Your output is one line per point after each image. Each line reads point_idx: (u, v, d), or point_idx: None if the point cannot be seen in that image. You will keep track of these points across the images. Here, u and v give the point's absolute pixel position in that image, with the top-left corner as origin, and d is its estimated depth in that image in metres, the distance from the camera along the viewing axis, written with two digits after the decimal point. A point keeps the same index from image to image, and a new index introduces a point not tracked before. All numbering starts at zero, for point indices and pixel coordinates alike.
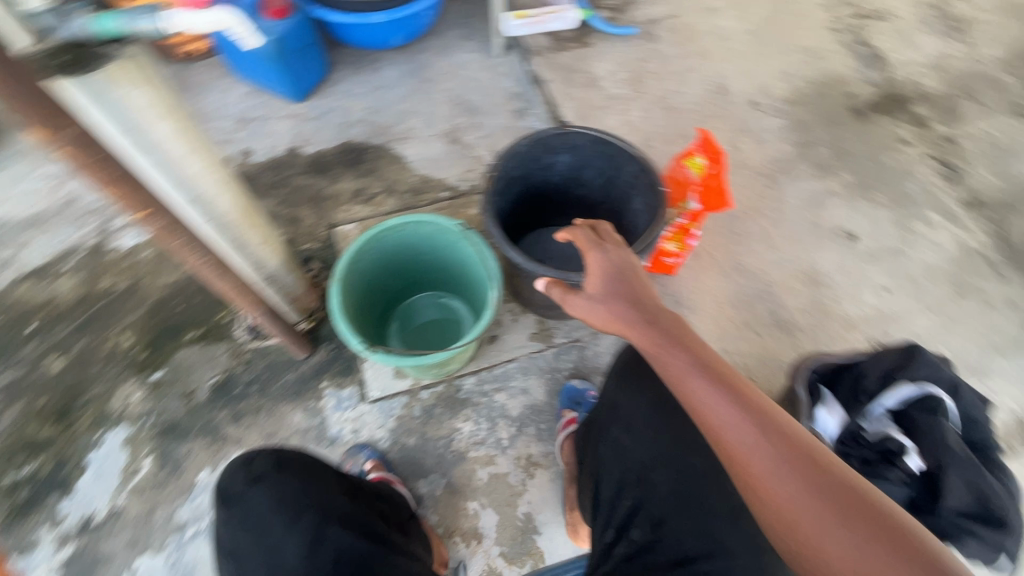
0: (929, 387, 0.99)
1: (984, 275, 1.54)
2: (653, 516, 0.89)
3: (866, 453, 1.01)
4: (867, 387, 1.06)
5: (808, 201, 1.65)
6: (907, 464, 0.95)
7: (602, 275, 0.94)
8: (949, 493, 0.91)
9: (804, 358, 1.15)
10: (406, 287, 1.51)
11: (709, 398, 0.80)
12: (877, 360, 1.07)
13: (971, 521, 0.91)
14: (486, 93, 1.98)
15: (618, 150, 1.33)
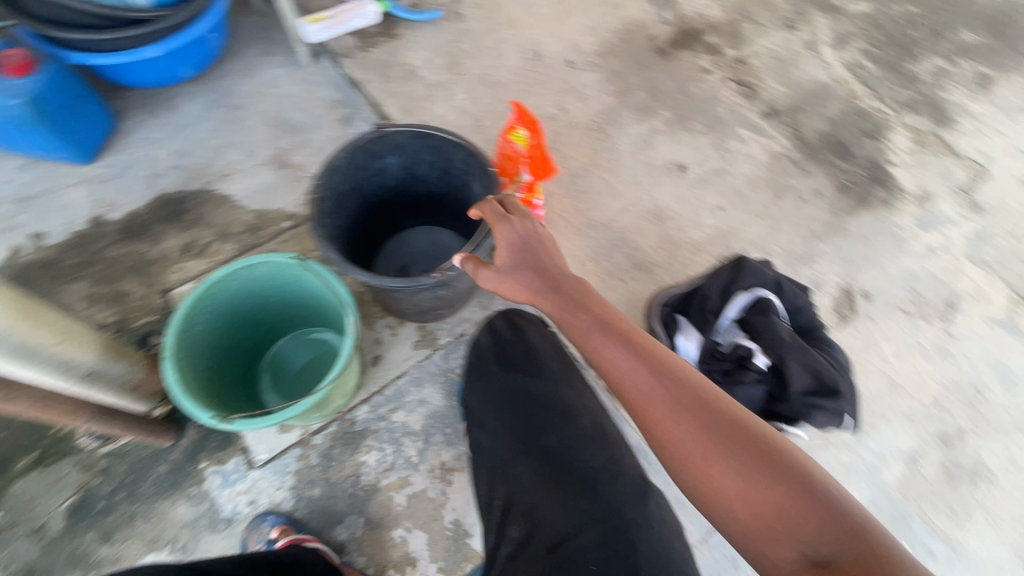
0: (758, 291, 1.12)
1: (792, 174, 1.74)
2: (524, 508, 0.91)
3: (724, 364, 1.10)
4: (713, 306, 1.17)
5: (637, 144, 1.75)
6: (757, 363, 1.07)
7: (514, 248, 0.97)
8: (792, 378, 1.05)
9: (655, 295, 1.22)
10: (265, 335, 1.39)
11: (611, 353, 0.89)
12: (714, 280, 1.18)
13: (813, 397, 1.05)
14: (304, 106, 1.84)
15: (442, 141, 1.31)
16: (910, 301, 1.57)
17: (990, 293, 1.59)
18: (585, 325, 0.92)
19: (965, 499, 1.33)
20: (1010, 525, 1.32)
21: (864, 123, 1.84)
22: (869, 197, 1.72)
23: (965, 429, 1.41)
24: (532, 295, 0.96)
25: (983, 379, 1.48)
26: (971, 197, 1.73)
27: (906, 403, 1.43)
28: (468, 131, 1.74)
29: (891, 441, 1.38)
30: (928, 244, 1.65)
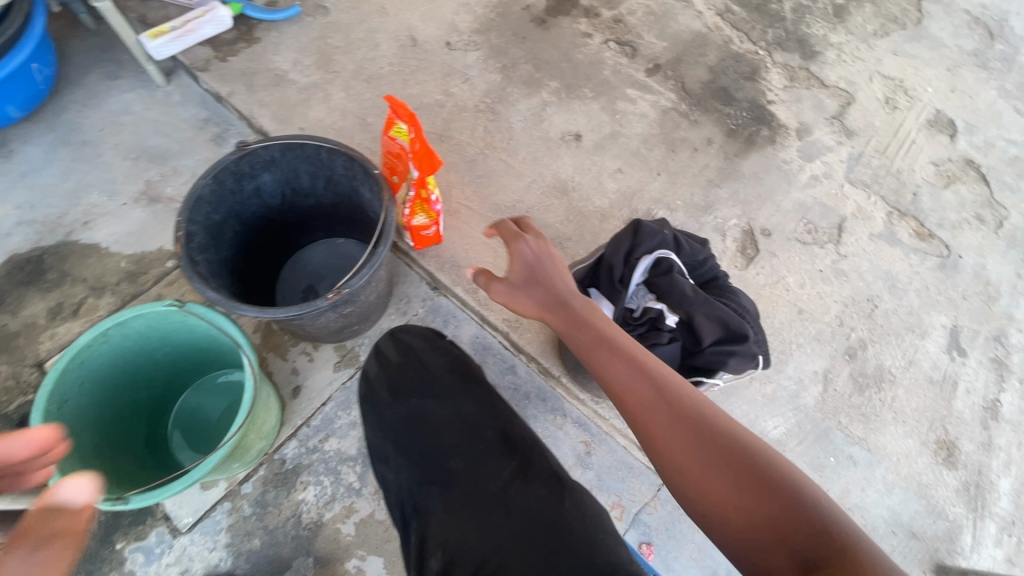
0: (658, 252, 1.15)
1: (682, 126, 1.78)
2: (439, 540, 0.86)
3: (639, 329, 1.14)
4: (619, 274, 1.17)
5: (530, 120, 1.72)
6: (667, 323, 1.10)
7: (531, 265, 0.97)
8: (701, 329, 1.07)
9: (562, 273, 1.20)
10: (165, 390, 1.27)
11: (614, 368, 0.87)
12: (616, 248, 1.17)
13: (725, 344, 1.07)
14: (167, 130, 1.65)
15: (317, 149, 1.22)
16: (805, 231, 1.66)
17: (870, 210, 1.71)
18: (589, 340, 0.92)
19: (874, 404, 1.45)
20: (914, 418, 1.45)
21: (740, 67, 1.90)
22: (755, 137, 1.79)
23: (866, 340, 1.53)
24: (541, 310, 0.96)
25: (875, 291, 1.60)
26: (843, 123, 1.85)
27: (814, 327, 1.53)
28: (353, 132, 1.64)
29: (805, 365, 1.48)
30: (812, 174, 1.75)
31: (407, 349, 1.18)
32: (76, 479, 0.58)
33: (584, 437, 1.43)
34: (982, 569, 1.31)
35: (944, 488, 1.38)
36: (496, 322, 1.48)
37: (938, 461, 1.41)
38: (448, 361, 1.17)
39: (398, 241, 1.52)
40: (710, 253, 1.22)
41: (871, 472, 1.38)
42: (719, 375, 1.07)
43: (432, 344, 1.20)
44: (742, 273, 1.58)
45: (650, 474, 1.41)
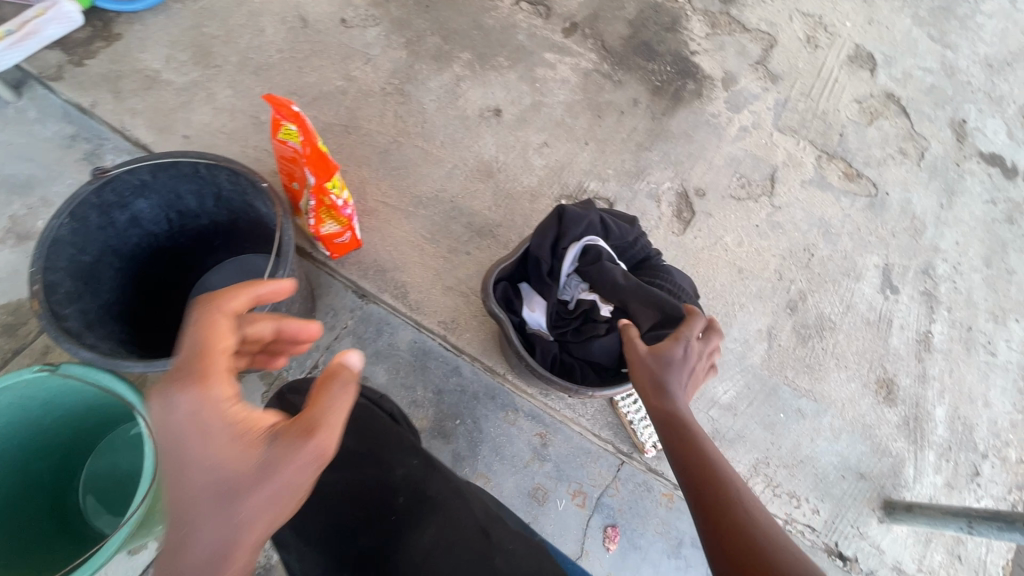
0: (586, 241, 1.18)
1: (606, 89, 1.68)
2: None
3: (573, 320, 1.18)
4: (548, 267, 1.19)
5: (444, 98, 1.58)
6: (601, 313, 1.17)
7: (678, 359, 0.91)
8: (637, 316, 1.11)
9: (487, 273, 1.14)
10: (65, 455, 1.11)
11: (703, 463, 0.79)
12: (541, 240, 1.18)
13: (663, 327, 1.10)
14: (26, 152, 1.43)
15: (193, 165, 1.07)
16: (738, 186, 1.63)
17: (800, 156, 1.69)
18: (686, 432, 0.83)
19: (818, 353, 1.47)
20: (855, 361, 1.47)
21: (661, 18, 1.81)
22: (682, 93, 1.72)
23: (805, 291, 1.53)
24: (651, 388, 0.89)
25: (811, 239, 1.60)
26: (767, 68, 1.80)
27: (755, 284, 1.52)
28: (247, 134, 1.47)
29: (749, 325, 1.47)
30: (741, 125, 1.71)
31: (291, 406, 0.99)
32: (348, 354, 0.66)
33: (539, 429, 1.39)
34: (925, 496, 1.37)
35: (886, 425, 1.42)
36: (432, 324, 1.39)
37: (880, 401, 1.44)
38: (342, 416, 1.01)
39: (312, 251, 1.39)
40: (641, 233, 1.25)
41: (819, 421, 1.40)
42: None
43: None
44: (680, 239, 1.53)
45: (608, 456, 1.39)
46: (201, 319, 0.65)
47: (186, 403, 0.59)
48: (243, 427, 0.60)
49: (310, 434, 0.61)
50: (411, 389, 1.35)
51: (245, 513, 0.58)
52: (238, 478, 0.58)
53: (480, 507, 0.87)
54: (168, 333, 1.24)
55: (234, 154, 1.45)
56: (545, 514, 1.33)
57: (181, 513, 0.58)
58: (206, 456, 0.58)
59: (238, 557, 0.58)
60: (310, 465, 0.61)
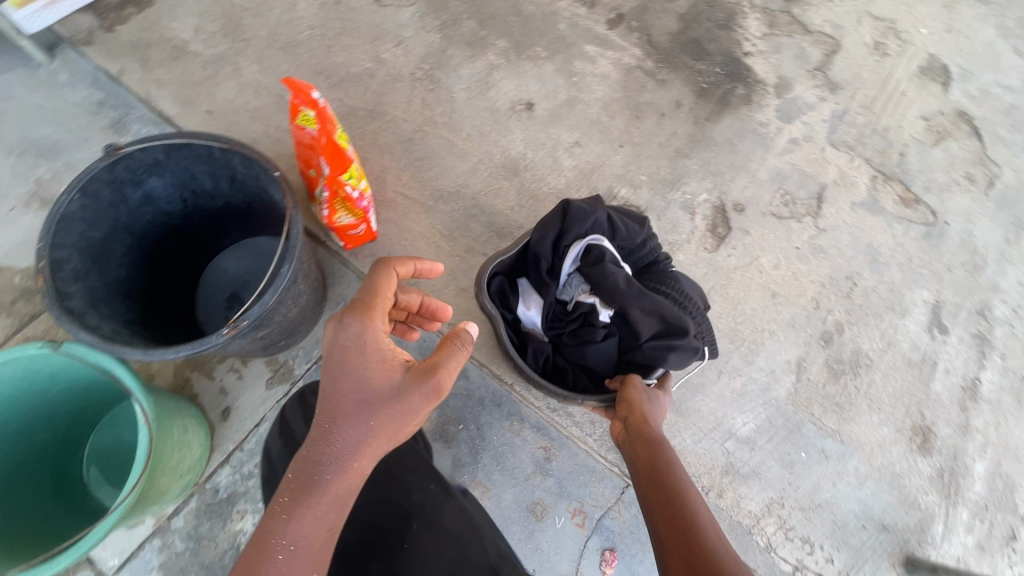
0: (590, 239, 1.10)
1: (648, 88, 1.58)
2: None
3: (570, 322, 1.13)
4: (547, 264, 1.12)
5: (475, 88, 1.51)
6: (600, 318, 1.09)
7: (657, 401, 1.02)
8: (636, 324, 1.06)
9: (483, 266, 1.11)
10: (74, 426, 1.13)
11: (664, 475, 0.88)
12: (543, 235, 1.12)
13: (664, 340, 1.06)
14: (56, 117, 1.42)
15: (207, 147, 1.04)
16: (781, 203, 1.51)
17: (853, 175, 1.56)
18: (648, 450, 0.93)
19: (849, 392, 1.37)
20: (890, 404, 1.37)
21: (714, 13, 1.68)
22: (729, 97, 1.60)
23: (843, 323, 1.42)
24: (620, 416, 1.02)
25: (856, 267, 1.48)
26: (827, 76, 1.65)
27: (788, 312, 1.42)
28: (270, 113, 1.44)
29: (777, 355, 1.38)
30: (791, 137, 1.58)
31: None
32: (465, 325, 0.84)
33: (543, 442, 1.34)
34: (952, 557, 1.28)
35: (917, 476, 1.32)
36: (443, 325, 1.35)
37: (913, 449, 1.34)
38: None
39: (326, 240, 1.35)
40: (652, 233, 1.18)
41: (843, 466, 1.31)
42: (654, 375, 1.08)
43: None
44: (712, 256, 1.44)
45: (613, 477, 1.33)
46: (375, 274, 0.85)
47: (356, 329, 0.78)
48: (388, 357, 0.79)
49: (435, 372, 0.79)
50: None
51: (377, 421, 0.76)
52: (379, 393, 0.76)
53: (490, 543, 0.90)
54: (178, 312, 1.23)
55: (256, 133, 1.42)
56: (541, 530, 1.29)
57: (332, 413, 0.76)
58: (358, 369, 0.77)
59: (364, 456, 0.76)
60: (428, 396, 0.78)
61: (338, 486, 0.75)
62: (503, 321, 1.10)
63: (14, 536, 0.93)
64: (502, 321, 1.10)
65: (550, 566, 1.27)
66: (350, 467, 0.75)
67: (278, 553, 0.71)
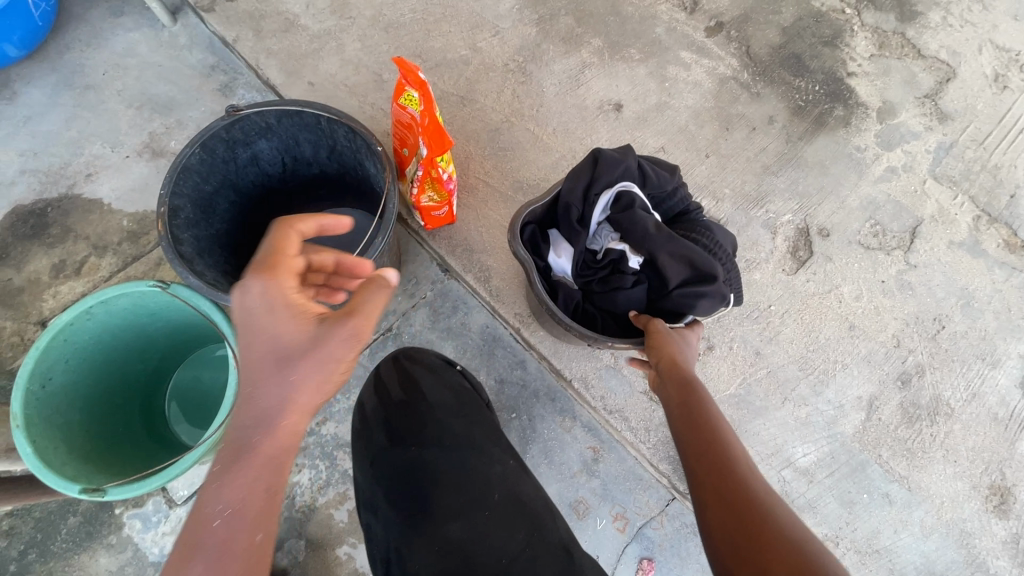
0: (620, 187, 1.06)
1: (741, 100, 1.54)
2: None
3: (600, 271, 1.09)
4: (578, 212, 1.07)
5: (565, 84, 1.51)
6: (630, 265, 1.05)
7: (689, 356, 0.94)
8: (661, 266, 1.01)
9: (516, 212, 1.06)
10: (161, 362, 1.20)
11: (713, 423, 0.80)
12: (573, 184, 1.07)
13: (693, 284, 1.00)
14: (173, 76, 1.53)
15: (316, 117, 1.09)
16: (870, 233, 1.44)
17: (954, 213, 1.47)
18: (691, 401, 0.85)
19: (924, 439, 1.30)
20: (968, 457, 1.29)
21: (820, 29, 1.62)
22: (827, 117, 1.54)
23: (925, 366, 1.35)
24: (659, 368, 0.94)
25: (945, 309, 1.40)
26: (937, 105, 1.56)
27: (865, 346, 1.35)
28: (367, 90, 1.49)
29: (848, 390, 1.32)
30: (889, 165, 1.50)
31: (415, 385, 1.08)
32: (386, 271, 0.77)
33: (592, 442, 1.33)
34: None
35: (989, 538, 1.24)
36: (508, 314, 1.37)
37: (988, 509, 1.26)
38: (454, 399, 1.08)
39: (407, 218, 1.40)
40: (682, 181, 1.11)
41: (908, 515, 1.25)
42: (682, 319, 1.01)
43: (442, 382, 1.10)
44: (790, 279, 1.39)
45: (660, 488, 1.31)
46: (276, 234, 0.77)
47: (261, 289, 0.71)
48: (301, 309, 0.72)
49: (351, 315, 0.71)
50: (475, 373, 1.34)
51: (299, 374, 0.69)
52: (295, 347, 0.69)
53: (559, 525, 0.93)
54: None
55: (352, 108, 1.48)
56: (581, 529, 1.28)
57: (248, 375, 0.69)
58: (268, 328, 0.70)
59: (291, 413, 0.69)
60: (349, 341, 0.70)
61: (270, 446, 0.68)
62: (535, 267, 1.04)
63: (108, 456, 1.01)
64: (534, 268, 1.04)
65: None
66: (278, 425, 0.68)
67: (214, 522, 0.63)
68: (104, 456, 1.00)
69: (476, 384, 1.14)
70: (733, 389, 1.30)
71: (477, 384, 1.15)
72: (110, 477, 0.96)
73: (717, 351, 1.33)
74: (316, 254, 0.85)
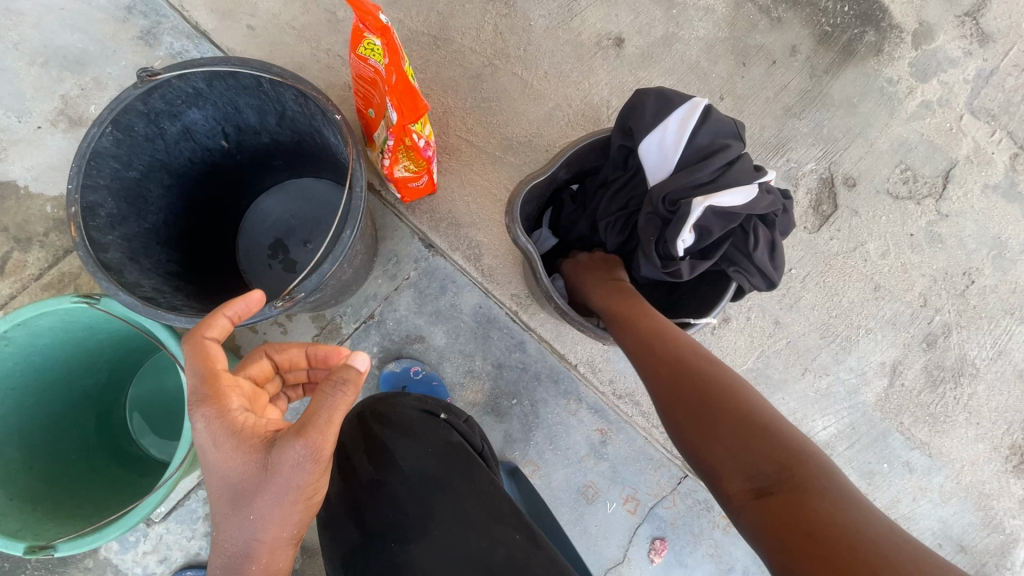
0: (729, 148, 0.78)
1: (759, 27, 1.32)
2: None
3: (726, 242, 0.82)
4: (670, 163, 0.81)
5: (556, 15, 1.27)
6: (765, 267, 0.81)
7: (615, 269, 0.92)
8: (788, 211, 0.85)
9: (515, 189, 0.88)
10: (114, 372, 1.05)
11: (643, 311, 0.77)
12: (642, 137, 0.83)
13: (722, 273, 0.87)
14: (79, 23, 1.25)
15: (255, 78, 0.87)
16: (900, 180, 1.30)
17: (991, 151, 1.32)
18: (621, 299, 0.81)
19: (947, 402, 1.24)
20: (990, 419, 1.24)
21: None
22: (856, 45, 1.33)
23: (952, 325, 1.26)
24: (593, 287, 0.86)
25: (976, 262, 1.29)
26: (978, 24, 1.35)
27: (890, 307, 1.25)
28: (320, 34, 1.25)
29: (870, 356, 1.24)
30: (923, 100, 1.33)
31: (387, 454, 0.85)
32: (356, 356, 0.63)
33: (600, 425, 1.24)
34: None
35: (1007, 499, 1.22)
36: (503, 295, 1.23)
37: (1008, 470, 1.23)
38: (438, 463, 0.85)
39: (381, 189, 1.22)
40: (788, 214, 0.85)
41: (928, 480, 1.21)
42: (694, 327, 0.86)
43: (421, 442, 0.86)
44: (813, 238, 1.26)
45: (672, 467, 1.24)
46: (187, 353, 0.63)
47: (205, 424, 0.59)
48: (248, 434, 0.59)
49: (299, 434, 0.59)
50: (470, 359, 1.22)
51: (258, 512, 0.59)
52: (246, 481, 0.59)
53: None
54: (219, 258, 1.11)
55: (304, 57, 1.24)
56: (591, 514, 1.22)
57: (212, 514, 0.62)
58: (215, 463, 0.59)
59: (262, 554, 0.61)
60: (302, 465, 0.59)
61: None
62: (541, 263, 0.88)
63: (60, 493, 0.90)
64: (541, 263, 0.88)
65: (598, 550, 1.22)
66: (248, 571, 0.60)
67: None
68: (53, 496, 0.89)
69: (466, 430, 0.89)
70: (751, 363, 1.22)
71: (466, 431, 0.88)
72: (63, 524, 0.86)
73: (734, 323, 1.23)
74: (279, 353, 0.71)
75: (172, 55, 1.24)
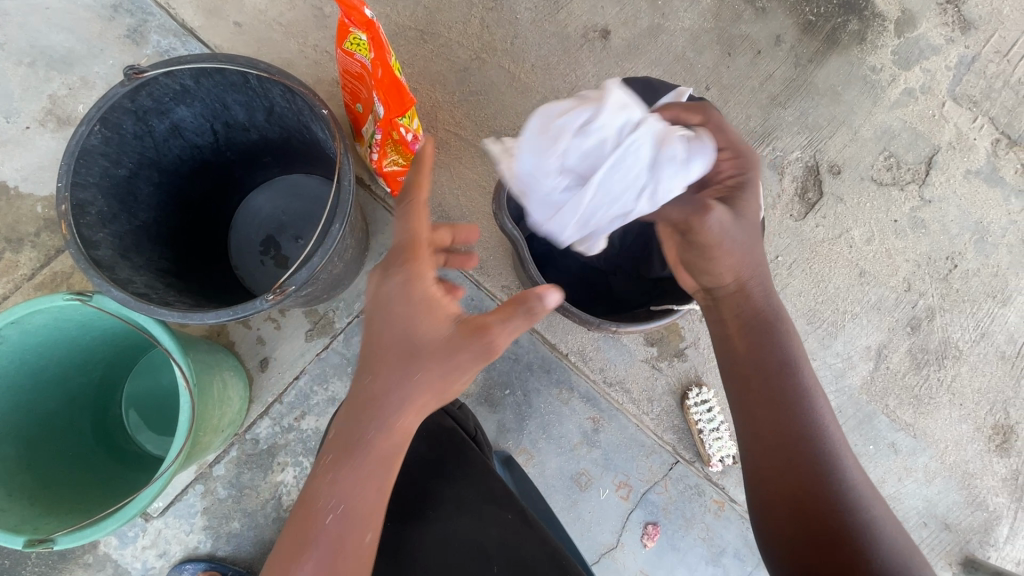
0: None
1: (744, 17, 1.33)
2: None
3: None
4: None
5: (542, 8, 1.28)
6: None
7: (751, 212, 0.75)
8: None
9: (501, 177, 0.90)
10: (110, 370, 1.06)
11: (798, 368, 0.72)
12: None
13: None
14: (65, 22, 1.24)
15: (242, 74, 0.88)
16: (883, 167, 1.31)
17: (973, 137, 1.34)
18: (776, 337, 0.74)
19: (931, 384, 1.26)
20: (974, 399, 1.27)
21: None
22: (840, 34, 1.34)
23: (935, 309, 1.28)
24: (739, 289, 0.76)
25: (959, 247, 1.31)
26: (960, 12, 1.36)
27: (876, 292, 1.28)
28: (307, 30, 1.25)
29: (857, 340, 1.26)
30: (906, 88, 1.34)
31: None
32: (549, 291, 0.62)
33: (592, 413, 1.26)
34: (1012, 561, 1.23)
35: (990, 477, 1.24)
36: (495, 287, 1.24)
37: (991, 449, 1.26)
38: (431, 448, 0.86)
39: (371, 184, 1.23)
40: None
41: (912, 461, 1.24)
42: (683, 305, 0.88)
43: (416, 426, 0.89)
44: (799, 225, 1.28)
45: (663, 453, 1.26)
46: (401, 213, 0.64)
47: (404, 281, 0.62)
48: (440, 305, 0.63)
49: (485, 332, 0.62)
50: None
51: (421, 379, 0.61)
52: (431, 346, 0.61)
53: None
54: (211, 254, 1.12)
55: (292, 53, 1.25)
56: (584, 501, 1.24)
57: (370, 362, 0.63)
58: (408, 321, 0.62)
59: (410, 413, 0.62)
60: (478, 359, 0.62)
61: (381, 446, 0.62)
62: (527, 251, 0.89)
63: (57, 489, 0.91)
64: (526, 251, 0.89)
65: (591, 536, 1.24)
66: (390, 424, 0.61)
67: (327, 516, 0.60)
68: (50, 492, 0.89)
69: (459, 416, 0.95)
70: None
71: (460, 416, 0.95)
72: (61, 517, 0.86)
73: None
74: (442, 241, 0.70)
75: (159, 53, 1.25)
